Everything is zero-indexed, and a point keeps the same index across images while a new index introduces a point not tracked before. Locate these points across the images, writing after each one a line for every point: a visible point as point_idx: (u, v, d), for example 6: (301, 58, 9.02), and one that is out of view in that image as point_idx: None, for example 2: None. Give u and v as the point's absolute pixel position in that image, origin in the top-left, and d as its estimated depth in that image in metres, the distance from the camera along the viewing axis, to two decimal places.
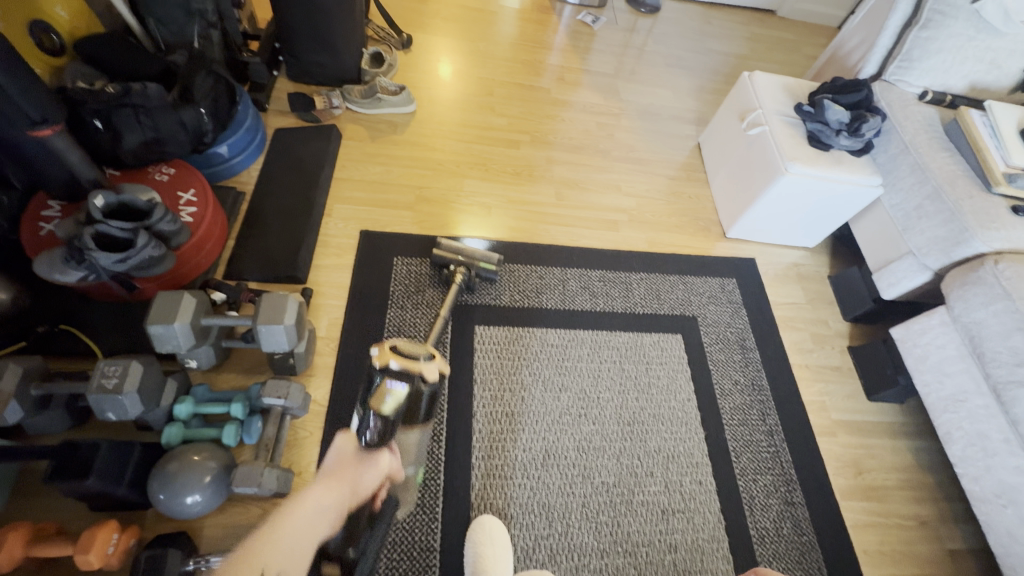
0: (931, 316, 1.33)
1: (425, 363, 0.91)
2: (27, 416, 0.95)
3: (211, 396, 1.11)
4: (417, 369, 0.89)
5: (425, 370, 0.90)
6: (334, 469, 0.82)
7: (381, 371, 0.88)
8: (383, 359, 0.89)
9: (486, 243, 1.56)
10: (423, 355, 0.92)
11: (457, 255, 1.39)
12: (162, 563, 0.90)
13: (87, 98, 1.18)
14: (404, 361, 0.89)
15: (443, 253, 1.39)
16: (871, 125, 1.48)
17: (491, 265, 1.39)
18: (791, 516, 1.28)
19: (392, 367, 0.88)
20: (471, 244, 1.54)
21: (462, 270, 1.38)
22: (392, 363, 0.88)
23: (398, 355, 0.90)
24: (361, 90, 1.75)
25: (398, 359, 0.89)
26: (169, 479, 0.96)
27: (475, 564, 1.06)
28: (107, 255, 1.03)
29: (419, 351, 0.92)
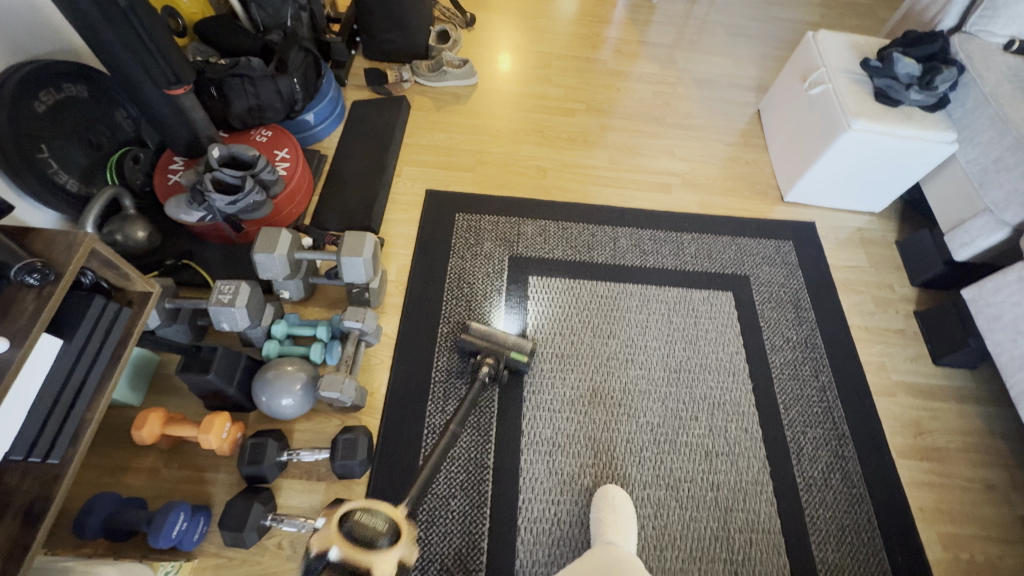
0: (1006, 273, 1.27)
1: (382, 553, 0.66)
2: (161, 323, 1.14)
3: (300, 321, 1.27)
4: (365, 566, 0.65)
5: (377, 566, 0.65)
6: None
7: (316, 561, 0.65)
8: (325, 543, 0.66)
9: (520, 330, 1.40)
10: (385, 535, 0.69)
11: (487, 343, 1.25)
12: (264, 451, 1.08)
13: (206, 69, 1.40)
14: (350, 551, 0.65)
15: (471, 340, 1.25)
16: (946, 76, 1.42)
17: (522, 355, 1.24)
18: (841, 468, 1.28)
19: (336, 558, 0.65)
20: (505, 325, 1.40)
21: (491, 359, 1.23)
22: (331, 551, 0.65)
23: (345, 540, 0.66)
24: (428, 65, 1.89)
25: (343, 545, 0.66)
26: (268, 383, 1.14)
27: (598, 527, 1.10)
28: (220, 197, 1.23)
29: (377, 528, 0.68)
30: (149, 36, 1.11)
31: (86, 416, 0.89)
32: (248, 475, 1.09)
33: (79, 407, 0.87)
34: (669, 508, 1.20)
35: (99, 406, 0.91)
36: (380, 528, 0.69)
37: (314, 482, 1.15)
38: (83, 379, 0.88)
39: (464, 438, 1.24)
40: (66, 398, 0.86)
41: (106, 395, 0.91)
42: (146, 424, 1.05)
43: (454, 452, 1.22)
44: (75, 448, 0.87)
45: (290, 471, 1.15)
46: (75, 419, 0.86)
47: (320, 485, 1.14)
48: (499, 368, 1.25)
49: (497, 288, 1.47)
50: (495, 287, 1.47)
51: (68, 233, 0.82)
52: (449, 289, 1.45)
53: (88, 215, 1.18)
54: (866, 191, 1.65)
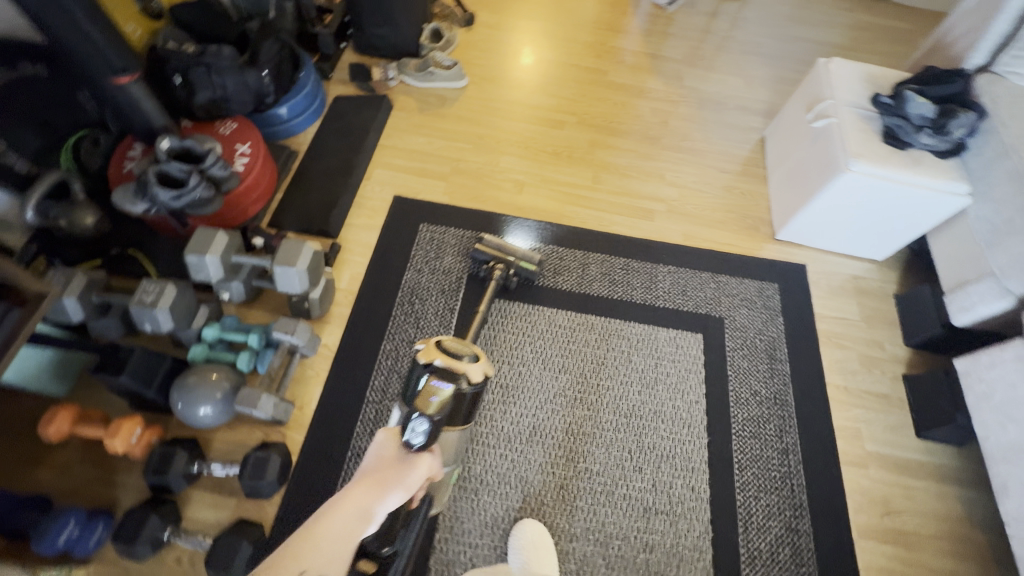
0: (1003, 348, 1.14)
1: (470, 364, 0.93)
2: (87, 317, 1.10)
3: (236, 326, 1.22)
4: (460, 369, 0.91)
5: (468, 371, 0.92)
6: (374, 469, 0.81)
7: (426, 367, 0.91)
8: (430, 356, 0.93)
9: (530, 245, 1.52)
10: (468, 355, 0.96)
11: (497, 253, 1.37)
12: (171, 461, 1.04)
13: (171, 57, 1.36)
14: (448, 361, 0.92)
15: (486, 249, 1.38)
16: (962, 121, 1.29)
17: (530, 265, 1.36)
18: (791, 543, 1.17)
19: (440, 366, 0.91)
20: (516, 240, 1.53)
21: (501, 267, 1.36)
22: (436, 359, 0.92)
23: (443, 354, 0.94)
24: (416, 64, 1.81)
25: (442, 356, 0.93)
26: (187, 390, 1.09)
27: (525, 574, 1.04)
28: (166, 192, 1.19)
29: (464, 351, 0.95)
30: (91, 21, 1.07)
31: None
32: (153, 484, 1.05)
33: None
34: (594, 566, 1.12)
35: None
36: (466, 348, 0.97)
37: (225, 496, 1.11)
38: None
39: None
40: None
41: None
42: (53, 422, 1.02)
43: None
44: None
45: (203, 482, 1.12)
46: None
47: (230, 501, 1.10)
48: (508, 276, 1.38)
49: (451, 304, 1.40)
50: (449, 304, 1.40)
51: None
52: (399, 302, 1.39)
53: (29, 199, 1.16)
54: (865, 238, 1.52)
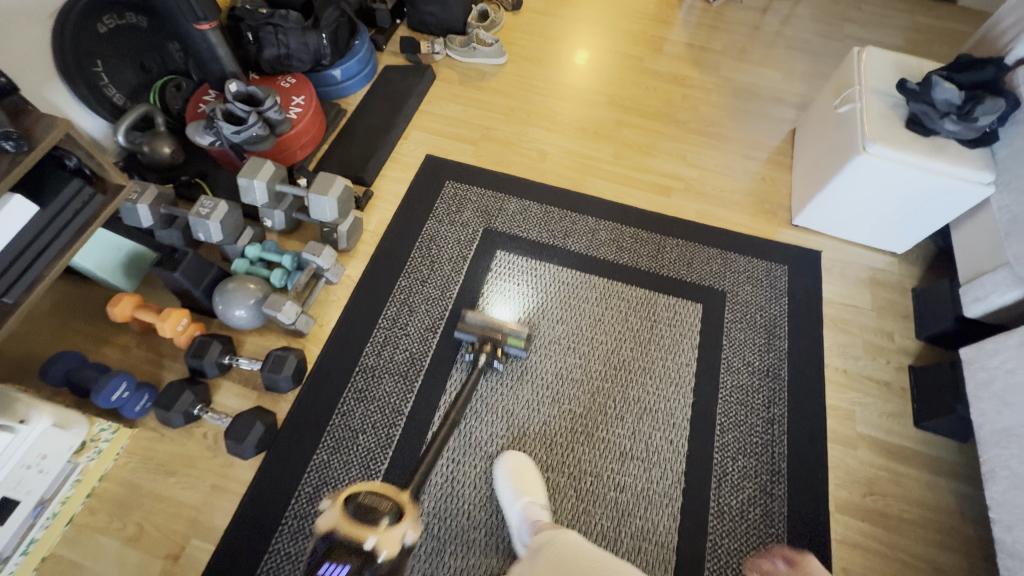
0: (1007, 335, 1.11)
1: (384, 530, 0.74)
2: (155, 225, 1.29)
3: (274, 248, 1.38)
4: (369, 541, 0.72)
5: (378, 541, 0.72)
6: None
7: (325, 538, 0.73)
8: (329, 525, 0.74)
9: (514, 314, 1.41)
10: (386, 514, 0.76)
11: (483, 331, 1.29)
12: (207, 349, 1.22)
13: (247, 16, 1.55)
14: (353, 531, 0.73)
15: (472, 327, 1.30)
16: (989, 108, 1.24)
17: (519, 341, 1.27)
18: (763, 505, 1.19)
19: (340, 537, 0.72)
20: (501, 313, 1.41)
21: (487, 348, 1.27)
22: (335, 532, 0.73)
23: (347, 520, 0.74)
24: (461, 40, 1.96)
25: (347, 525, 0.73)
26: (227, 293, 1.26)
27: (516, 487, 1.13)
28: (229, 126, 1.38)
29: (382, 508, 0.76)
30: None
31: (42, 274, 1.05)
32: (191, 367, 1.23)
33: (39, 263, 1.05)
34: (564, 497, 1.18)
35: (57, 267, 1.07)
36: (382, 505, 0.77)
37: (248, 389, 1.27)
38: (41, 250, 1.05)
39: (389, 385, 1.30)
40: (31, 251, 1.03)
41: (64, 260, 1.07)
42: (119, 304, 1.22)
43: (376, 393, 1.29)
44: (28, 295, 1.03)
45: (231, 376, 1.28)
46: (33, 274, 1.04)
47: (252, 394, 1.26)
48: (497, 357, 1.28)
49: (465, 254, 1.52)
50: (462, 253, 1.52)
51: (53, 119, 1.01)
52: (418, 247, 1.52)
53: (120, 127, 1.37)
54: (884, 228, 1.50)
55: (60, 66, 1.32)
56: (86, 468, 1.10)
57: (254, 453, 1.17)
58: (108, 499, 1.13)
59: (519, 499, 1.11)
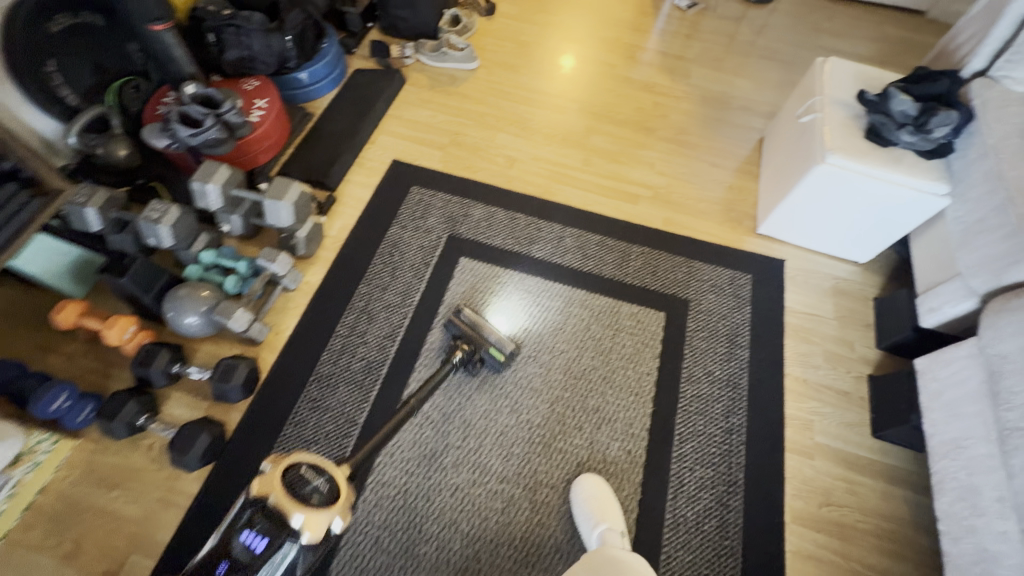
0: (957, 346, 1.11)
1: (311, 511, 0.82)
2: (106, 230, 1.25)
3: (229, 254, 1.36)
4: (290, 515, 0.81)
5: (305, 520, 0.81)
6: None
7: (254, 503, 0.82)
8: (264, 489, 0.82)
9: (508, 329, 1.39)
10: (319, 492, 0.85)
11: (468, 331, 1.28)
12: (155, 357, 1.18)
13: (209, 17, 1.53)
14: (284, 501, 0.81)
15: (457, 323, 1.30)
16: (943, 120, 1.26)
17: (499, 353, 1.24)
18: (719, 516, 1.18)
19: (272, 504, 0.81)
20: (498, 323, 1.40)
21: (466, 347, 1.26)
22: (269, 497, 0.81)
23: (284, 489, 0.83)
24: (432, 45, 1.95)
25: (278, 493, 0.82)
26: (178, 300, 1.23)
27: (595, 515, 1.11)
28: (185, 129, 1.35)
29: (313, 486, 0.85)
30: None
31: None
32: (137, 376, 1.19)
33: None
34: (518, 508, 1.17)
35: None
36: (315, 482, 0.86)
37: (198, 399, 1.24)
38: None
39: (344, 394, 1.28)
40: None
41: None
42: (63, 311, 1.19)
43: (331, 402, 1.26)
44: None
45: (181, 385, 1.25)
46: None
47: (202, 403, 1.23)
48: (473, 357, 1.27)
49: (428, 261, 1.50)
50: (424, 260, 1.50)
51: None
52: (380, 253, 1.50)
53: (73, 128, 1.33)
54: (845, 237, 1.51)
55: (9, 67, 1.29)
56: (22, 482, 1.06)
57: (200, 465, 1.14)
58: (46, 513, 1.09)
59: (595, 527, 1.09)
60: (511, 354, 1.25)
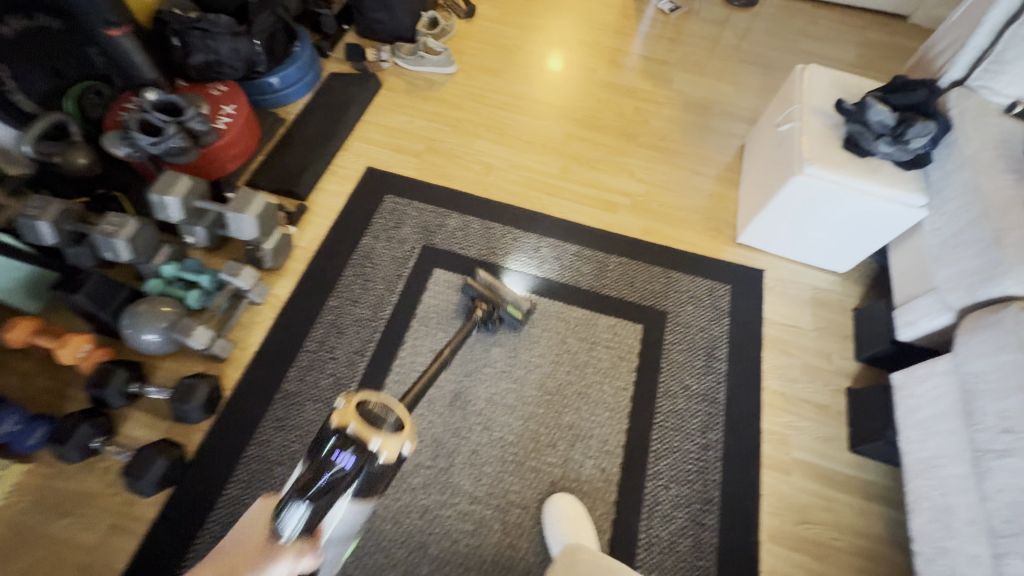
0: (934, 362, 1.09)
1: (387, 437, 0.74)
2: (61, 243, 1.20)
3: (193, 267, 1.31)
4: (370, 443, 0.73)
5: (382, 445, 0.73)
6: (231, 557, 0.66)
7: (334, 435, 0.73)
8: (342, 421, 0.73)
9: (525, 287, 1.46)
10: (392, 421, 0.77)
11: (484, 291, 1.31)
12: (111, 377, 1.14)
13: (173, 21, 1.48)
14: (362, 429, 0.73)
15: (474, 285, 1.31)
16: (920, 130, 1.24)
17: (516, 311, 1.30)
18: (693, 535, 1.17)
19: (350, 435, 0.72)
20: (512, 280, 1.47)
21: (485, 306, 1.30)
22: (347, 427, 0.73)
23: (360, 418, 0.74)
24: (409, 48, 1.90)
25: (356, 423, 0.73)
26: (136, 317, 1.19)
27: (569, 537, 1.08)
28: (146, 137, 1.30)
29: (387, 417, 0.76)
30: None
31: None
32: (93, 396, 1.15)
33: None
34: (489, 530, 1.14)
35: None
36: (387, 416, 0.76)
37: (158, 419, 1.20)
38: None
39: (311, 411, 1.24)
40: None
41: None
42: (14, 328, 1.13)
43: (298, 420, 1.23)
44: None
45: (141, 404, 1.21)
46: None
47: (162, 424, 1.19)
48: (492, 315, 1.32)
49: (400, 272, 1.46)
50: (397, 271, 1.46)
51: None
52: (351, 265, 1.46)
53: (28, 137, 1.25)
54: (823, 248, 1.49)
55: None
56: None
57: (157, 489, 1.09)
58: None
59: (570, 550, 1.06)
60: (527, 310, 1.31)
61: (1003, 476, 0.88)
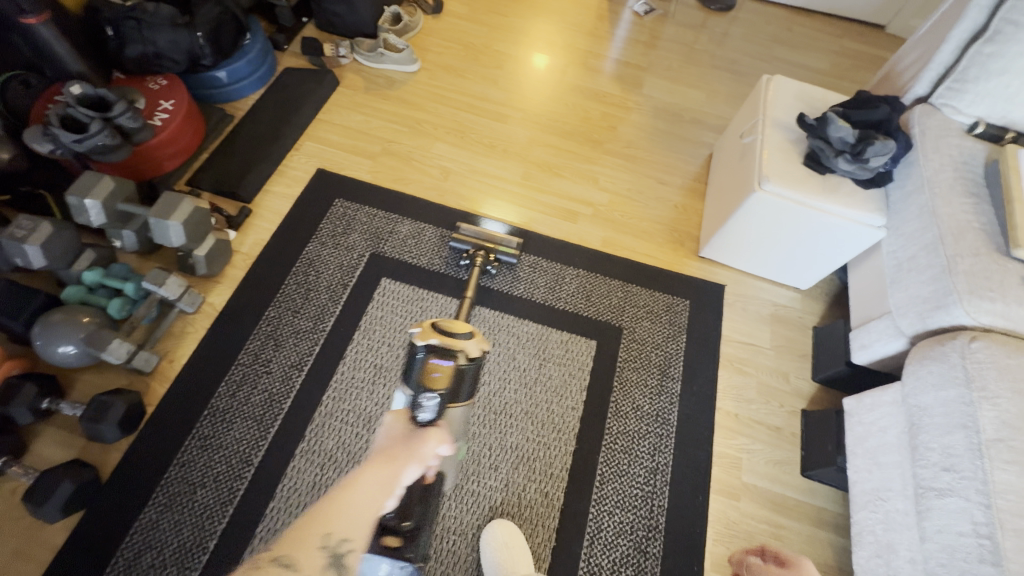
0: (883, 390, 1.06)
1: (465, 340, 0.97)
2: None
3: (118, 273, 1.23)
4: (456, 346, 0.95)
5: (464, 347, 0.96)
6: (385, 447, 0.77)
7: (422, 348, 0.94)
8: (425, 336, 0.95)
9: (505, 227, 1.55)
10: (463, 333, 0.99)
11: (477, 241, 1.41)
12: (18, 393, 1.05)
13: (104, 8, 1.39)
14: (444, 340, 0.95)
15: (467, 237, 1.42)
16: (879, 150, 1.20)
17: (510, 249, 1.40)
18: (636, 565, 1.12)
19: (439, 345, 0.94)
20: (491, 226, 1.54)
21: (481, 254, 1.39)
22: (431, 340, 0.95)
23: (439, 334, 0.96)
24: (369, 45, 1.82)
25: (437, 335, 0.96)
26: (49, 328, 1.10)
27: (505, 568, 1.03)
28: (68, 134, 1.20)
29: (458, 330, 0.98)
30: None
31: None
32: None
33: None
34: None
35: None
36: (459, 328, 0.99)
37: (75, 436, 1.13)
38: None
39: (241, 430, 1.17)
40: None
41: None
42: None
43: (225, 440, 1.16)
44: None
45: (57, 421, 1.14)
46: None
47: (78, 442, 1.12)
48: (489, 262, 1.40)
49: (345, 282, 1.39)
50: (342, 281, 1.39)
51: None
52: (294, 272, 1.39)
53: None
54: (785, 264, 1.45)
55: None
56: None
57: (63, 516, 1.02)
58: None
59: None
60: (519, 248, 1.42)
61: (942, 517, 0.85)
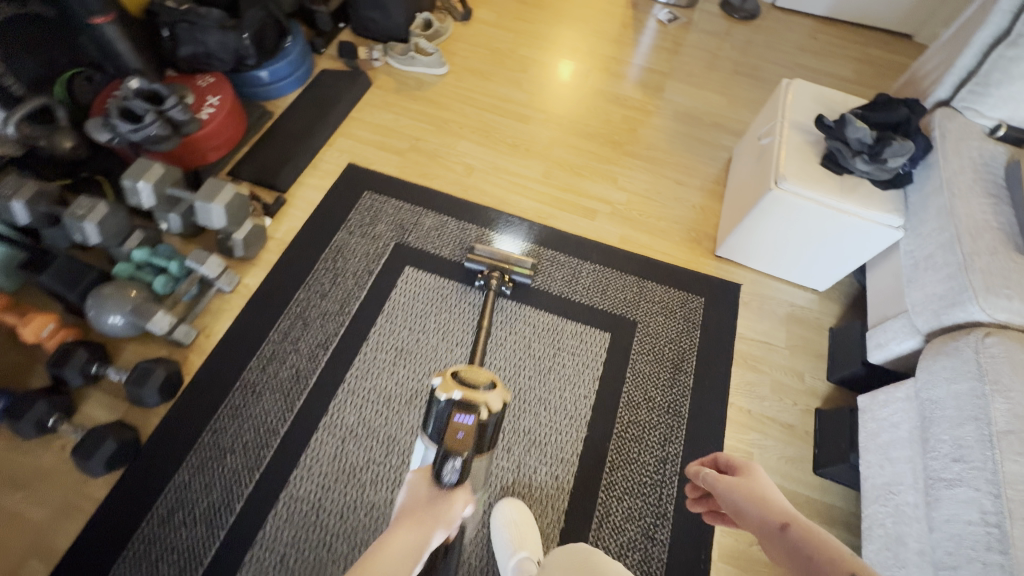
0: (897, 386, 1.07)
1: (487, 393, 0.90)
2: (35, 223, 1.21)
3: (164, 252, 1.32)
4: (478, 401, 0.88)
5: (487, 401, 0.89)
6: (410, 509, 0.79)
7: (444, 402, 0.88)
8: (448, 389, 0.89)
9: (521, 246, 1.54)
10: (485, 384, 0.92)
11: (493, 261, 1.42)
12: (71, 356, 1.15)
13: (162, 12, 1.50)
14: (466, 393, 0.89)
15: (479, 258, 1.42)
16: (897, 150, 1.23)
17: (524, 270, 1.40)
18: (643, 550, 1.14)
19: (462, 401, 0.88)
20: (506, 243, 1.54)
21: (496, 275, 1.39)
22: (454, 393, 0.88)
23: (461, 386, 0.90)
24: (401, 48, 1.91)
25: (459, 388, 0.89)
26: (101, 299, 1.19)
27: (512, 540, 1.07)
28: (125, 123, 1.31)
29: (480, 379, 0.92)
30: None
31: None
32: (53, 376, 1.15)
33: None
34: None
35: None
36: (483, 379, 0.92)
37: (119, 400, 1.21)
38: None
39: (269, 402, 1.24)
40: None
41: None
42: None
43: (254, 410, 1.23)
44: None
45: (104, 385, 1.22)
46: None
47: (122, 405, 1.20)
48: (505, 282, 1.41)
49: (370, 268, 1.46)
50: (368, 267, 1.46)
51: None
52: (324, 258, 1.47)
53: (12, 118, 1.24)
54: (803, 265, 1.46)
55: None
56: None
57: (106, 471, 1.10)
58: None
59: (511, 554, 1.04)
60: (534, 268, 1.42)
61: (951, 508, 0.85)
